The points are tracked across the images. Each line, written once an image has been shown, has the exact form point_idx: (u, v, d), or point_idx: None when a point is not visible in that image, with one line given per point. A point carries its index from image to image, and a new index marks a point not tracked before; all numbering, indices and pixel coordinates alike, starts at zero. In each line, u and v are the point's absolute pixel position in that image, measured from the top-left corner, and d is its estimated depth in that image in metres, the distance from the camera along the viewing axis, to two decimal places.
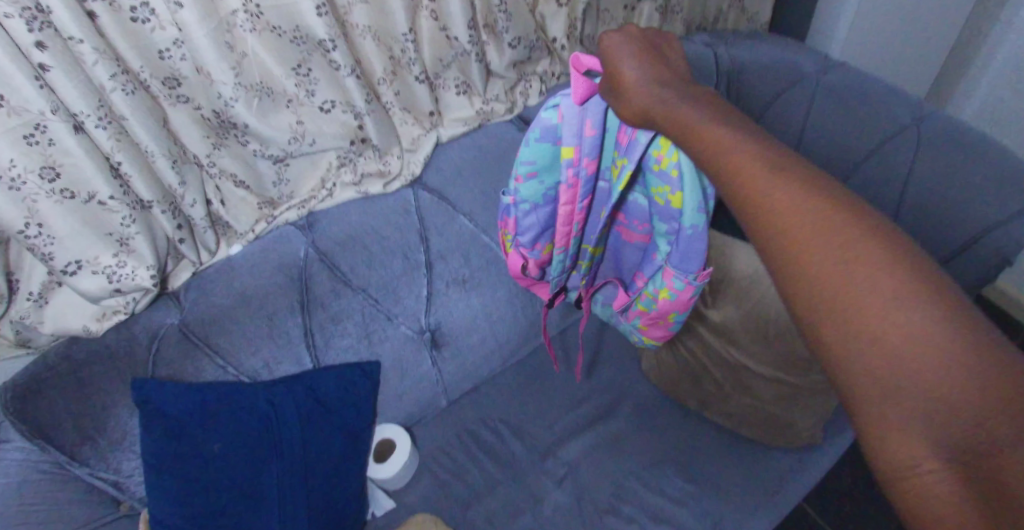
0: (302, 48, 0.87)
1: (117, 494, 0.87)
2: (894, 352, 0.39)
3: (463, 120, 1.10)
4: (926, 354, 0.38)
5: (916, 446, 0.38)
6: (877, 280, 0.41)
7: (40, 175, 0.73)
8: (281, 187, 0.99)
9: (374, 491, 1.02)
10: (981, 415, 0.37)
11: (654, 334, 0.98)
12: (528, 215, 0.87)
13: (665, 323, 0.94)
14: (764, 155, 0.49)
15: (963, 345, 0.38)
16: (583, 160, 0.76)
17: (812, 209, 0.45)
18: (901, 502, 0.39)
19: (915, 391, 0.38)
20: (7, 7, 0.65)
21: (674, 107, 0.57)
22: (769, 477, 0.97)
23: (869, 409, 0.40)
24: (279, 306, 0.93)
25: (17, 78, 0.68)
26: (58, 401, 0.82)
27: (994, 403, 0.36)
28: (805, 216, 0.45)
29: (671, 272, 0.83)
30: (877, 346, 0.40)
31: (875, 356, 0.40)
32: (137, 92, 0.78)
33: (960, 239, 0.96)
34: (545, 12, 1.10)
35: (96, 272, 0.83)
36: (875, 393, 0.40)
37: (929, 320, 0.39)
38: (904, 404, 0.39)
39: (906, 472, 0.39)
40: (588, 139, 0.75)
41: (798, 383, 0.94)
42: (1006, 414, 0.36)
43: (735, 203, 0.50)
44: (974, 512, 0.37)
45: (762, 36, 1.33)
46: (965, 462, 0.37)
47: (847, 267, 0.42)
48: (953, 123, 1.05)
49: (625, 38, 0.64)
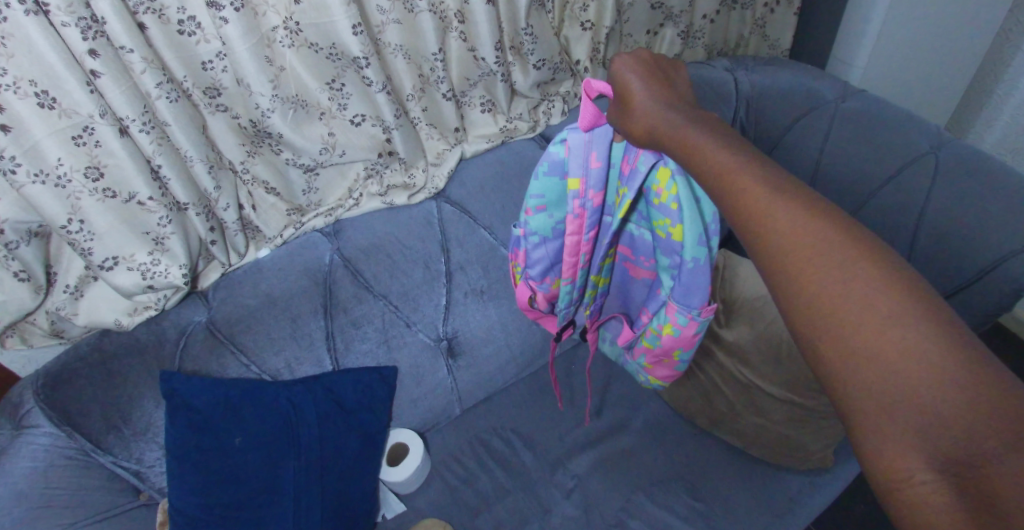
0: (337, 64, 0.91)
1: (138, 483, 0.90)
2: (890, 373, 0.42)
3: (486, 137, 1.13)
4: (921, 375, 0.41)
5: (911, 461, 0.41)
6: (875, 305, 0.44)
7: (85, 174, 0.78)
8: (310, 195, 1.03)
9: (385, 494, 1.04)
10: (970, 430, 0.40)
11: (661, 374, 0.97)
12: (537, 248, 0.90)
13: (670, 362, 0.93)
14: (768, 179, 0.51)
15: (956, 366, 0.41)
16: (589, 192, 0.78)
17: (813, 234, 0.47)
18: (898, 512, 0.42)
19: (909, 411, 0.41)
20: (65, 16, 0.69)
21: (681, 129, 0.58)
22: (778, 499, 0.98)
23: (867, 427, 0.43)
24: (303, 308, 0.96)
25: (69, 82, 0.72)
26: (88, 390, 0.86)
27: (984, 421, 0.39)
28: (808, 242, 0.47)
29: (673, 308, 0.83)
30: (875, 368, 0.43)
31: (872, 376, 0.43)
32: (180, 100, 0.82)
33: (974, 269, 0.97)
34: (570, 35, 1.16)
35: (131, 268, 0.86)
36: (873, 412, 0.43)
37: (923, 342, 0.41)
38: (901, 423, 0.41)
39: (900, 484, 0.42)
40: (594, 171, 0.77)
41: (808, 406, 0.95)
42: (994, 430, 0.39)
43: (738, 226, 0.52)
44: (965, 522, 0.39)
45: (782, 62, 1.35)
46: (956, 474, 0.40)
47: (848, 293, 0.45)
48: (972, 153, 1.06)
49: (634, 61, 0.65)
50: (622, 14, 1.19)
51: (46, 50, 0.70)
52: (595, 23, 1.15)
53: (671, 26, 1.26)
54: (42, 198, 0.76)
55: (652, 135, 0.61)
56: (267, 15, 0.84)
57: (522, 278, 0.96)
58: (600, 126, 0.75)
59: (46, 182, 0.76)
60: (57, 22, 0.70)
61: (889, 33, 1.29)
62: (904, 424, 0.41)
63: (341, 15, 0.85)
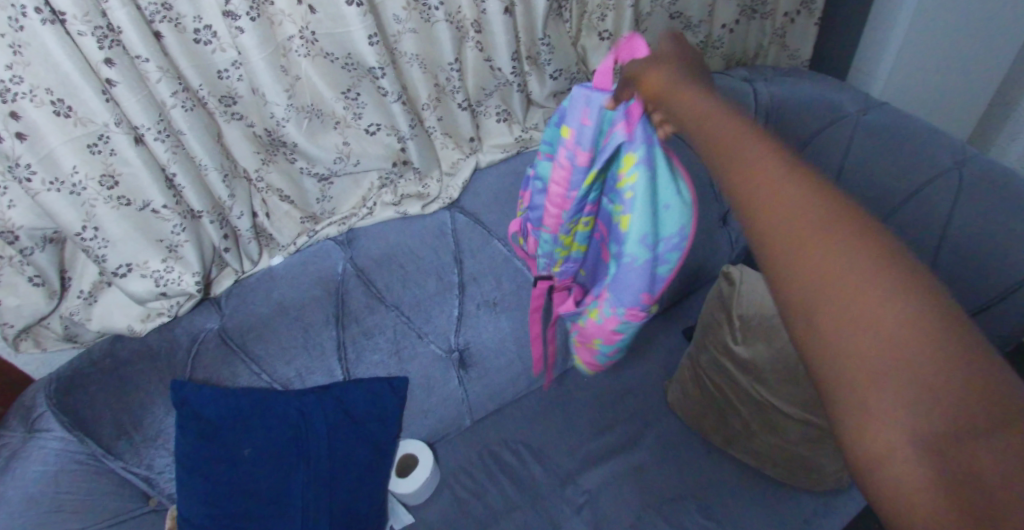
0: (353, 74, 0.90)
1: (147, 488, 0.90)
2: (866, 328, 0.37)
3: (502, 147, 1.12)
4: (899, 333, 0.36)
5: (891, 428, 0.35)
6: (856, 255, 0.39)
7: (100, 182, 0.78)
8: (324, 203, 1.03)
9: (394, 505, 1.03)
10: (955, 398, 0.34)
11: (584, 358, 1.01)
12: (536, 193, 0.94)
13: (591, 348, 0.97)
14: (753, 131, 0.48)
15: (940, 328, 0.35)
16: (578, 149, 0.82)
17: (791, 183, 0.43)
18: (872, 490, 0.36)
19: (887, 370, 0.36)
20: (81, 25, 0.69)
21: (683, 88, 0.57)
22: (791, 520, 0.97)
23: (843, 390, 0.37)
24: (315, 318, 0.96)
25: (85, 91, 0.72)
26: (101, 396, 0.86)
27: (969, 388, 0.34)
28: (787, 190, 0.43)
29: (615, 299, 0.87)
30: (854, 322, 0.37)
31: (849, 328, 0.37)
32: (195, 109, 0.82)
33: (999, 288, 0.95)
34: (587, 45, 1.15)
35: (144, 275, 0.86)
36: (850, 372, 0.37)
37: (906, 300, 0.36)
38: (880, 384, 0.35)
39: (878, 457, 0.35)
40: (587, 129, 0.81)
41: (827, 428, 0.92)
42: (979, 396, 0.33)
43: (714, 171, 0.48)
44: (945, 507, 0.33)
45: (802, 73, 1.33)
46: (939, 449, 0.34)
47: (827, 239, 0.40)
48: (998, 169, 1.03)
49: (675, 44, 0.69)
50: (640, 24, 1.18)
51: (62, 59, 0.70)
52: (613, 33, 1.13)
53: (690, 36, 1.25)
54: (58, 206, 0.76)
55: (658, 100, 0.60)
56: (283, 24, 0.83)
57: (522, 219, 1.01)
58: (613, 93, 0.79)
59: (61, 190, 0.76)
60: (73, 31, 0.69)
61: (912, 44, 1.27)
62: (883, 386, 0.35)
63: (357, 26, 0.84)
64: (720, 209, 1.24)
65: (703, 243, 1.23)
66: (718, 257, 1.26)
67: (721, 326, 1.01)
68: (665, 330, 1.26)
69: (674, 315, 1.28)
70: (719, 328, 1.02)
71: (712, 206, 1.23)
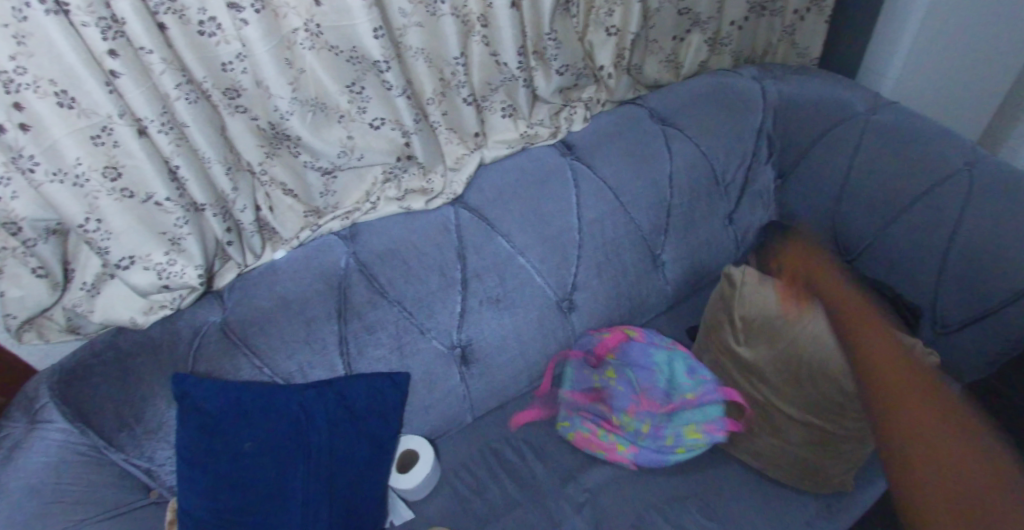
0: (357, 67, 0.90)
1: (149, 480, 0.90)
2: (929, 425, 0.55)
3: (507, 143, 1.11)
4: (948, 429, 0.54)
5: (937, 486, 0.51)
6: (930, 382, 0.59)
7: (103, 174, 0.77)
8: (327, 197, 1.02)
9: (394, 500, 1.03)
10: (971, 478, 0.50)
11: (578, 439, 1.05)
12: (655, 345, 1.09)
13: (597, 445, 1.04)
14: (886, 331, 0.69)
15: (969, 439, 0.54)
16: (705, 397, 1.02)
17: (878, 340, 0.67)
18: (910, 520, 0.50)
19: (931, 453, 0.53)
20: (85, 16, 0.69)
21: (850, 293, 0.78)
22: (792, 522, 0.96)
23: (902, 455, 0.54)
24: (317, 312, 0.95)
25: (88, 82, 0.72)
26: (103, 388, 0.86)
27: (991, 476, 0.50)
28: (878, 344, 0.67)
29: (645, 462, 1.02)
30: (916, 418, 0.56)
31: (913, 421, 0.56)
32: (198, 101, 0.82)
33: (1008, 290, 0.96)
34: (595, 40, 1.13)
35: (147, 268, 0.86)
36: (912, 449, 0.54)
37: (942, 410, 0.56)
38: (931, 461, 0.52)
39: (920, 500, 0.50)
40: (716, 393, 1.02)
41: (829, 429, 0.94)
42: (994, 481, 0.50)
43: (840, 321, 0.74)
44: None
45: (812, 71, 1.30)
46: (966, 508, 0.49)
47: (906, 367, 0.61)
48: (1009, 170, 1.03)
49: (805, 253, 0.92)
50: (648, 20, 1.16)
51: (66, 50, 0.70)
52: (620, 28, 1.12)
53: (698, 32, 1.24)
54: (61, 196, 0.76)
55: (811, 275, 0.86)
56: (288, 17, 0.83)
57: (635, 335, 1.11)
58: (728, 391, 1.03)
59: (63, 181, 0.76)
60: (77, 21, 0.69)
61: (923, 43, 1.25)
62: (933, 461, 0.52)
63: (362, 19, 0.84)
64: (725, 208, 1.23)
65: (708, 242, 1.22)
66: (723, 257, 1.25)
67: (724, 327, 1.05)
68: (669, 329, 1.24)
69: (677, 314, 1.27)
70: (721, 330, 1.05)
71: (717, 205, 1.22)
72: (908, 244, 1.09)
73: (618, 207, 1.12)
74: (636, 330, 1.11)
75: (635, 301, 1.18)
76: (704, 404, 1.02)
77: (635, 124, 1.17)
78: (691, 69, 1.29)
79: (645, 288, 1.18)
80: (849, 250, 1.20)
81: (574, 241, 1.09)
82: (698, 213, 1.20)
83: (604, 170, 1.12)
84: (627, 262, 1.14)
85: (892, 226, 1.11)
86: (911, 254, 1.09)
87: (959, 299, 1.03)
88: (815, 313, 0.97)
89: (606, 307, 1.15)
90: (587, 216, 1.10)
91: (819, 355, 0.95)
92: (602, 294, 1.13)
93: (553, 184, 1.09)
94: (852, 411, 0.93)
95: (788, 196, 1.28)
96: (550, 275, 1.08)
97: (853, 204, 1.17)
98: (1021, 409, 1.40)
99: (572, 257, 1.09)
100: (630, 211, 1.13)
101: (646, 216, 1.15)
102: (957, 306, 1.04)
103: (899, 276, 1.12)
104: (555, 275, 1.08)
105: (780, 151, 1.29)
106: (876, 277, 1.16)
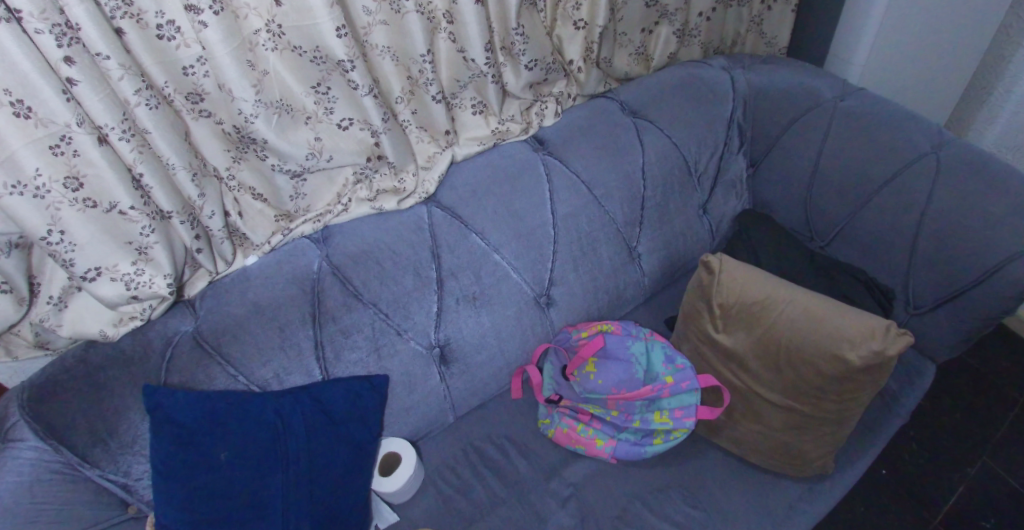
0: (322, 67, 0.89)
1: (125, 495, 0.86)
2: None
3: (477, 140, 1.11)
4: None
5: None
6: None
7: (64, 185, 0.75)
8: (298, 201, 1.02)
9: (378, 504, 1.01)
10: None
11: (562, 438, 1.05)
12: (629, 337, 1.09)
13: (579, 442, 1.04)
14: None
15: None
16: (679, 387, 1.02)
17: None
18: None
19: None
20: (38, 23, 0.68)
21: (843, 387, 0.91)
22: (776, 508, 0.97)
23: None
24: (291, 317, 0.94)
25: (45, 91, 0.70)
26: (73, 402, 0.84)
27: None
28: None
29: (620, 453, 1.02)
30: None
31: None
32: (160, 106, 0.81)
33: (979, 270, 0.98)
34: (563, 34, 1.14)
35: (114, 279, 0.84)
36: None
37: None
38: None
39: None
40: (688, 383, 1.02)
41: (809, 412, 0.96)
42: None
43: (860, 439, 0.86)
44: None
45: (780, 60, 1.31)
46: None
47: None
48: (975, 152, 1.05)
49: (803, 291, 0.99)
50: (615, 12, 1.17)
51: (20, 58, 0.68)
52: (588, 22, 1.12)
53: (666, 24, 1.24)
54: (22, 209, 0.74)
55: (798, 368, 0.96)
56: (248, 18, 0.82)
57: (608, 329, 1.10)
58: (703, 382, 1.02)
59: (23, 193, 0.74)
60: (31, 29, 0.68)
61: (889, 31, 1.27)
62: None
63: (324, 18, 0.83)
64: (698, 198, 1.24)
65: (682, 233, 1.23)
66: (699, 247, 1.26)
67: (701, 314, 1.05)
68: (648, 320, 1.24)
69: (655, 305, 1.27)
70: (700, 317, 1.05)
71: (691, 195, 1.23)
72: (879, 227, 1.11)
73: (592, 201, 1.12)
74: (611, 324, 1.11)
75: (613, 293, 1.18)
76: (678, 392, 1.02)
77: (605, 117, 1.17)
78: (661, 62, 1.29)
79: (622, 280, 1.18)
80: (822, 235, 1.21)
81: (549, 236, 1.09)
82: (672, 204, 1.21)
83: (577, 163, 1.12)
84: (603, 255, 1.14)
85: (862, 210, 1.13)
86: (883, 238, 1.10)
87: (931, 280, 1.04)
88: (790, 298, 0.98)
89: (583, 301, 1.15)
90: (562, 210, 1.10)
91: (798, 339, 0.95)
92: (579, 288, 1.14)
93: (526, 180, 1.08)
94: (832, 395, 0.94)
95: (760, 185, 1.29)
96: (526, 271, 1.08)
97: (824, 190, 1.18)
98: (998, 388, 1.42)
99: (547, 252, 1.09)
100: (603, 204, 1.13)
101: (620, 210, 1.15)
102: (929, 288, 1.05)
103: (872, 260, 1.13)
104: (532, 271, 1.08)
105: (751, 140, 1.30)
106: (849, 261, 1.17)
